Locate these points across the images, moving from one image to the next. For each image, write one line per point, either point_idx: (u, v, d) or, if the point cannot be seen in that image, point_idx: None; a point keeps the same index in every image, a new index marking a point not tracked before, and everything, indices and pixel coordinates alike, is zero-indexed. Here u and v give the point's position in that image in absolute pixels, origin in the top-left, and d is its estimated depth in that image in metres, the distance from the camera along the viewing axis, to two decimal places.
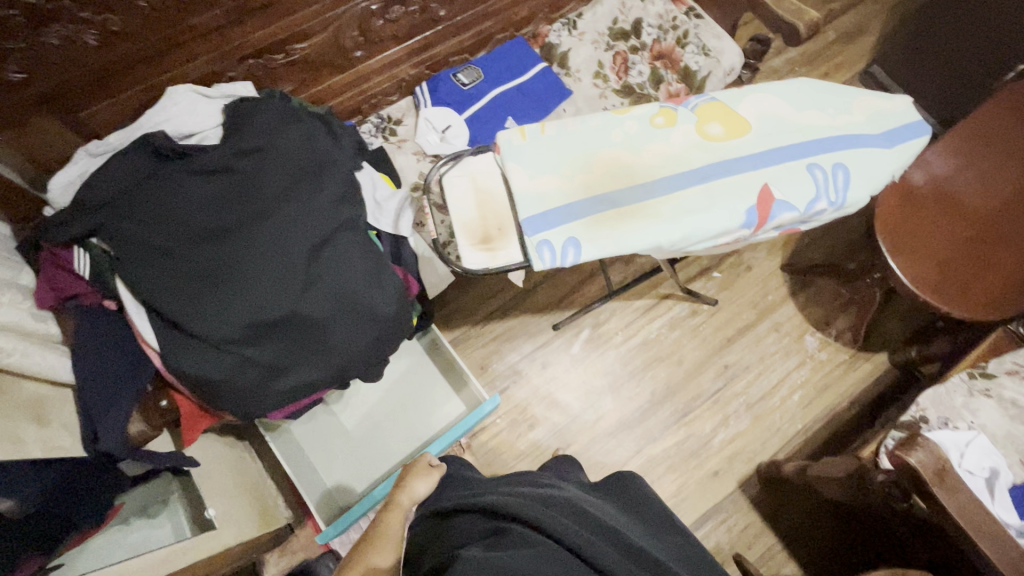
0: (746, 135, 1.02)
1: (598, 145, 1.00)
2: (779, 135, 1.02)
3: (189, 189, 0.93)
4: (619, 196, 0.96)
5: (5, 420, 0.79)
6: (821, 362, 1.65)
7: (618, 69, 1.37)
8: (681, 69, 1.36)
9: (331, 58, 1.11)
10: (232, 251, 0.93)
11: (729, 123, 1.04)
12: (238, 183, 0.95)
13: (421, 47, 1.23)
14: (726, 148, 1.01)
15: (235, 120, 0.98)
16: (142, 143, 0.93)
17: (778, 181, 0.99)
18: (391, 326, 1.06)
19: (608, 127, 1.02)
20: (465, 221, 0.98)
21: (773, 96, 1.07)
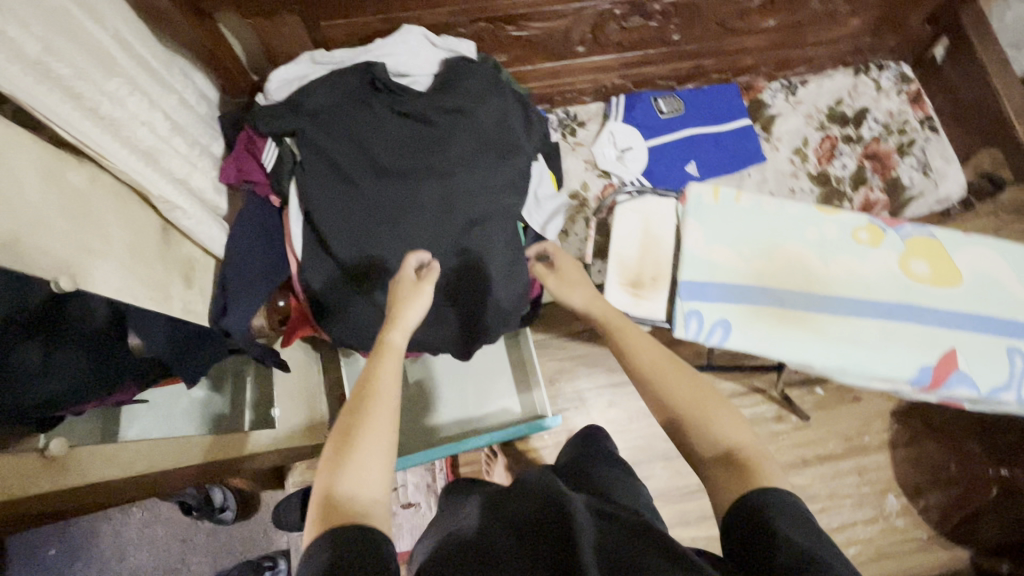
0: (951, 287, 0.91)
1: (788, 236, 0.92)
2: (988, 302, 0.90)
3: (383, 126, 0.95)
4: (790, 298, 0.89)
5: (165, 274, 0.85)
6: (894, 529, 1.50)
7: (821, 153, 1.26)
8: (890, 178, 1.24)
9: (554, 46, 1.08)
10: (397, 198, 0.95)
11: (940, 269, 0.92)
12: (426, 136, 0.96)
13: (638, 61, 1.18)
14: (924, 292, 0.91)
15: (446, 75, 0.98)
16: (361, 70, 0.95)
17: (967, 354, 0.88)
18: (502, 318, 1.07)
19: (805, 221, 0.93)
20: (623, 259, 0.95)
21: (1002, 257, 0.94)
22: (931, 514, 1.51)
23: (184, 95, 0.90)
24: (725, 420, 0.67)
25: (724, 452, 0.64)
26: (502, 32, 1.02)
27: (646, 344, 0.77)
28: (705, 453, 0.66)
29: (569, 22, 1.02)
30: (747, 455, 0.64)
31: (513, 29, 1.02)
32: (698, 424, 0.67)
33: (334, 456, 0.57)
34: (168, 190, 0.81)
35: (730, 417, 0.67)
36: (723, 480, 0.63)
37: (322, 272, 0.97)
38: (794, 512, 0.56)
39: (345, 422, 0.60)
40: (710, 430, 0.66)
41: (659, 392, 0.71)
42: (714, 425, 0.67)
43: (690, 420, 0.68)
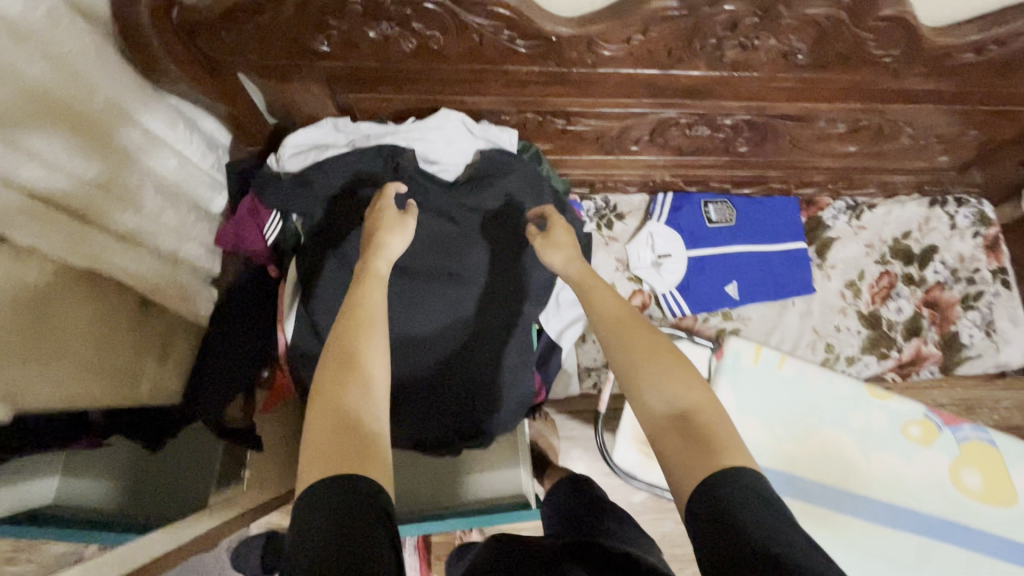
0: (1004, 510, 0.80)
1: (829, 418, 0.82)
2: None
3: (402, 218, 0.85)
4: (818, 492, 0.80)
5: (135, 355, 0.77)
6: None
7: (877, 291, 1.14)
8: (947, 332, 1.13)
9: (606, 142, 0.96)
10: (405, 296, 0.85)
11: (995, 485, 0.81)
12: (448, 236, 0.86)
13: (695, 164, 1.06)
14: (972, 510, 0.80)
15: (480, 171, 0.88)
16: (387, 153, 0.84)
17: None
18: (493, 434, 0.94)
19: (850, 404, 0.83)
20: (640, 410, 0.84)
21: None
22: None
23: (184, 153, 0.81)
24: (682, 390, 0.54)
25: (680, 412, 0.52)
26: (550, 124, 0.91)
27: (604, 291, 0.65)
28: (654, 414, 0.53)
29: (627, 123, 0.90)
30: (707, 419, 0.52)
31: (562, 122, 0.90)
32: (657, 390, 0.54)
33: (331, 377, 0.55)
34: (142, 271, 0.72)
35: (674, 378, 0.54)
36: (685, 458, 0.49)
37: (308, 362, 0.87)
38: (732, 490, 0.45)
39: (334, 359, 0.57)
40: (665, 389, 0.53)
41: (617, 336, 0.58)
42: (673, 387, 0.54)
43: (646, 367, 0.55)
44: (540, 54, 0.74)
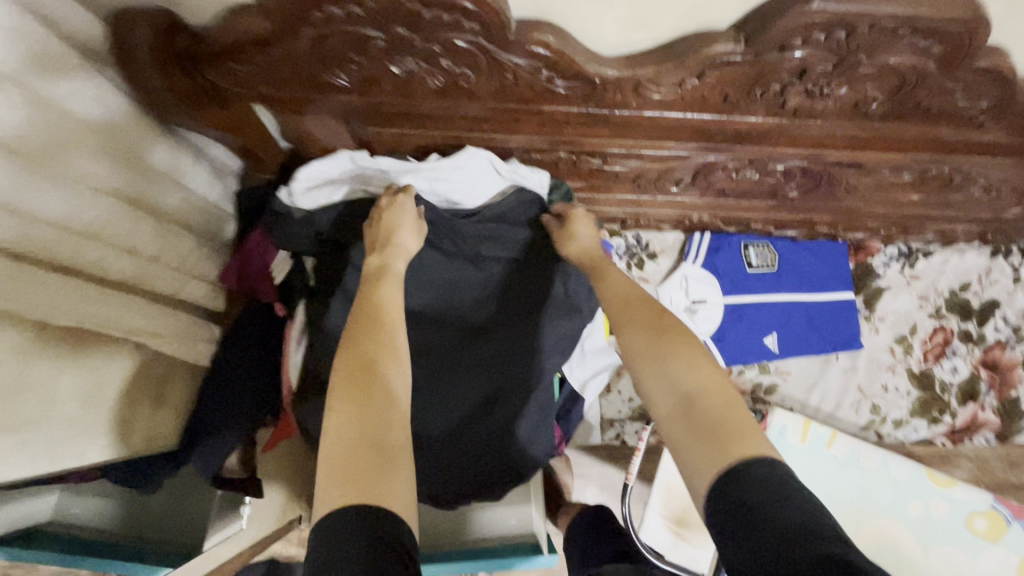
0: None
1: (884, 506, 0.74)
2: None
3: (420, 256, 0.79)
4: None
5: (129, 404, 0.71)
6: None
7: (930, 349, 1.05)
8: (1007, 398, 1.03)
9: (643, 182, 0.89)
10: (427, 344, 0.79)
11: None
12: (467, 278, 0.80)
13: (739, 206, 0.98)
14: None
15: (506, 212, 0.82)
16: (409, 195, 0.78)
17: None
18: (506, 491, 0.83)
19: (908, 491, 0.74)
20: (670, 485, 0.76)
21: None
22: None
23: (189, 189, 0.74)
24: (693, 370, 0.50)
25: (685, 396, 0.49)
26: (585, 163, 0.83)
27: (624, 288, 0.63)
28: (660, 408, 0.51)
29: (669, 166, 0.83)
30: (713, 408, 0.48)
31: (598, 162, 0.82)
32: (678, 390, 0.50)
33: (348, 378, 0.52)
34: (139, 322, 0.66)
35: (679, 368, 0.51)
36: (692, 450, 0.46)
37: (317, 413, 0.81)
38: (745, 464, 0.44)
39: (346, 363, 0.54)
40: (670, 376, 0.51)
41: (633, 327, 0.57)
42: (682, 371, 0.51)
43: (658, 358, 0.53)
44: (582, 96, 0.66)
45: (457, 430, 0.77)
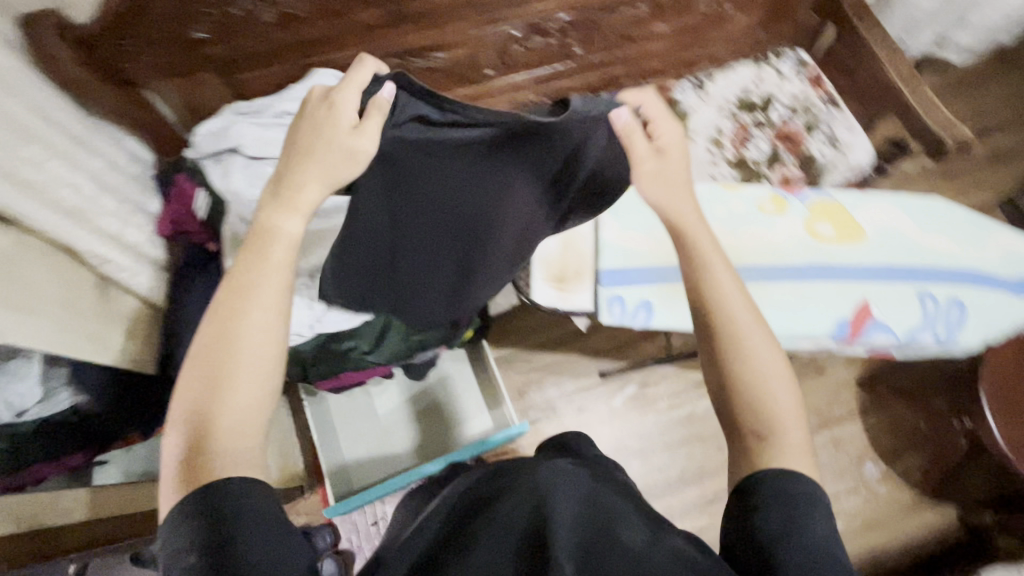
0: (857, 244, 0.96)
1: None
2: (894, 253, 0.96)
3: (437, 156, 0.81)
4: None
5: (103, 327, 0.88)
6: (877, 496, 1.51)
7: (736, 140, 1.34)
8: (803, 155, 1.32)
9: (465, 71, 1.16)
10: (410, 245, 0.87)
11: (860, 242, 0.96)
12: (485, 164, 0.83)
13: (553, 77, 1.27)
14: (835, 251, 0.96)
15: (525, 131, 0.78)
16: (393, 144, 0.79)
17: (877, 302, 0.92)
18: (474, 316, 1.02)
19: (712, 200, 0.99)
20: (546, 256, 0.98)
21: (919, 218, 0.99)
22: (912, 476, 1.52)
23: (115, 159, 0.96)
24: (763, 358, 0.63)
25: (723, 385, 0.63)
26: (413, 65, 1.10)
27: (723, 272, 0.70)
28: (709, 378, 0.65)
29: (475, 47, 1.11)
30: (752, 416, 0.60)
31: (423, 60, 1.10)
32: (761, 395, 0.60)
33: (206, 362, 0.58)
34: (98, 247, 0.85)
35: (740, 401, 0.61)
36: (731, 451, 0.61)
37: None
38: (790, 495, 0.54)
39: (207, 343, 0.58)
40: (750, 357, 0.63)
41: (702, 271, 0.70)
42: (755, 360, 0.63)
43: (728, 349, 0.63)
44: None
45: (446, 267, 0.90)
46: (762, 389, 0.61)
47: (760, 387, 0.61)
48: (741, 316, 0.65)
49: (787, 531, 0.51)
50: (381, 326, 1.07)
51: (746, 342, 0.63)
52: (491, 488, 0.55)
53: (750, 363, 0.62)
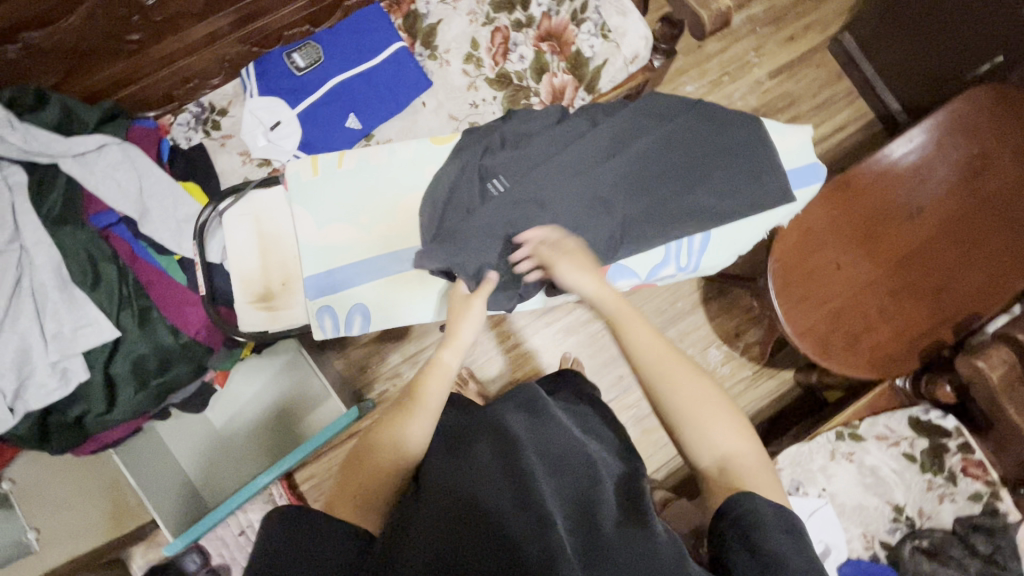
0: (587, 171, 0.83)
1: (407, 187, 0.83)
2: (631, 177, 0.83)
3: (506, 151, 0.83)
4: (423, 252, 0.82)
5: None
6: (722, 377, 1.57)
7: (495, 51, 1.13)
8: (571, 55, 1.13)
9: (98, 44, 0.92)
10: (584, 171, 0.83)
11: (572, 162, 0.82)
12: (528, 157, 0.83)
13: (241, 18, 1.01)
14: (559, 188, 0.82)
15: (510, 157, 0.83)
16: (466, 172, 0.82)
17: (569, 234, 0.81)
18: (698, 142, 0.86)
19: (421, 161, 0.84)
20: (244, 273, 0.83)
21: (647, 119, 0.86)
22: (752, 351, 1.58)
23: None
24: (692, 391, 0.62)
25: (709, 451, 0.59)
26: (9, 54, 0.85)
27: (631, 331, 0.68)
28: (716, 421, 0.60)
29: (85, 14, 0.87)
30: (709, 430, 0.60)
31: (18, 46, 0.85)
32: (682, 425, 0.61)
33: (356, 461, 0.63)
34: None
35: (702, 432, 0.60)
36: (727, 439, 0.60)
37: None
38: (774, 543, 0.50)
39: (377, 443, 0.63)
40: (688, 407, 0.61)
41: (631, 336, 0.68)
42: (684, 405, 0.61)
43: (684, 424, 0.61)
44: None
45: (618, 161, 0.83)
46: (698, 431, 0.60)
47: (696, 428, 0.60)
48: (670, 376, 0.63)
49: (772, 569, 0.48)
50: (103, 381, 0.92)
51: (683, 404, 0.61)
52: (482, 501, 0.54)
53: (690, 425, 0.61)
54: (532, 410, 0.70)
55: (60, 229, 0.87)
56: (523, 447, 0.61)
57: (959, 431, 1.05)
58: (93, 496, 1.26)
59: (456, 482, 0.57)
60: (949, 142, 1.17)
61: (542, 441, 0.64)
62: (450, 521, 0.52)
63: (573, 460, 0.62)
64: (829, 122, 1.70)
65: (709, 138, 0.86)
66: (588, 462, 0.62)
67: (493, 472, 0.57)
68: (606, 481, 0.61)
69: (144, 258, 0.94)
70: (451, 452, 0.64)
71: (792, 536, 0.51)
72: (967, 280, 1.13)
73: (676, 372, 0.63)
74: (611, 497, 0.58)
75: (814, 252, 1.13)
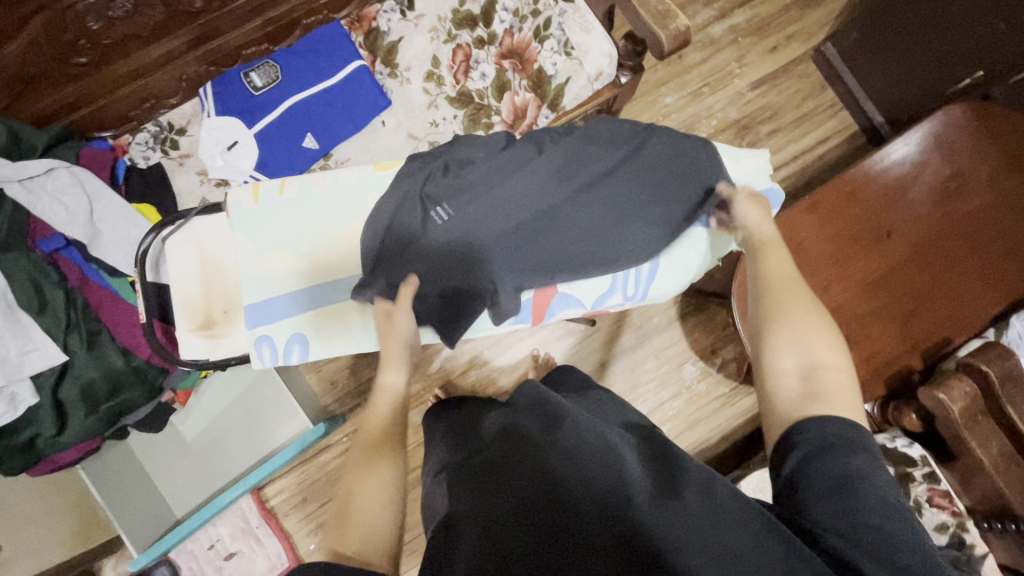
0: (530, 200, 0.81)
1: (349, 214, 0.82)
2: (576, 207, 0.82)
3: (447, 176, 0.81)
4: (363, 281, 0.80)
5: None
6: (698, 394, 1.55)
7: (456, 69, 1.11)
8: (534, 73, 1.11)
9: (49, 66, 0.91)
10: (531, 194, 0.80)
11: (514, 188, 0.80)
12: (467, 183, 0.81)
13: (196, 38, 1.01)
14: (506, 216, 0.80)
15: (448, 182, 0.81)
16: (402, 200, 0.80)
17: (503, 259, 0.79)
18: (646, 165, 0.83)
19: (363, 189, 0.83)
20: (186, 300, 0.83)
21: (595, 143, 0.83)
22: (728, 367, 1.55)
23: None
24: (797, 304, 0.64)
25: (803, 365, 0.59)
26: None
27: (772, 251, 0.72)
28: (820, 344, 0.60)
29: (28, 40, 0.89)
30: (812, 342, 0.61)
31: None
32: (776, 323, 0.63)
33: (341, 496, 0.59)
34: None
35: (801, 340, 0.61)
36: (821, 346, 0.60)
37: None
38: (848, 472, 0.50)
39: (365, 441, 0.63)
40: (794, 317, 0.63)
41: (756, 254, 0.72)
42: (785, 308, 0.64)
43: (770, 330, 0.63)
44: None
45: (560, 185, 0.81)
46: (793, 328, 0.62)
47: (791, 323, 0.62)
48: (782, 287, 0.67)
49: (848, 521, 0.48)
50: (52, 405, 0.92)
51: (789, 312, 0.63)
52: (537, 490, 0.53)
53: (787, 315, 0.63)
54: (531, 403, 0.65)
55: (4, 254, 0.85)
56: (536, 445, 0.58)
57: (925, 461, 1.02)
58: (58, 514, 1.27)
59: (486, 493, 0.56)
60: (930, 159, 1.14)
61: (553, 432, 0.60)
62: (509, 515, 0.52)
63: (590, 443, 0.57)
64: (812, 134, 1.67)
65: (659, 158, 0.83)
66: (604, 439, 0.58)
67: (525, 466, 0.56)
68: (628, 455, 0.57)
69: (95, 281, 0.94)
70: (496, 442, 0.63)
71: (867, 478, 0.49)
72: (945, 302, 1.10)
73: (791, 281, 0.67)
74: (642, 472, 0.55)
75: None
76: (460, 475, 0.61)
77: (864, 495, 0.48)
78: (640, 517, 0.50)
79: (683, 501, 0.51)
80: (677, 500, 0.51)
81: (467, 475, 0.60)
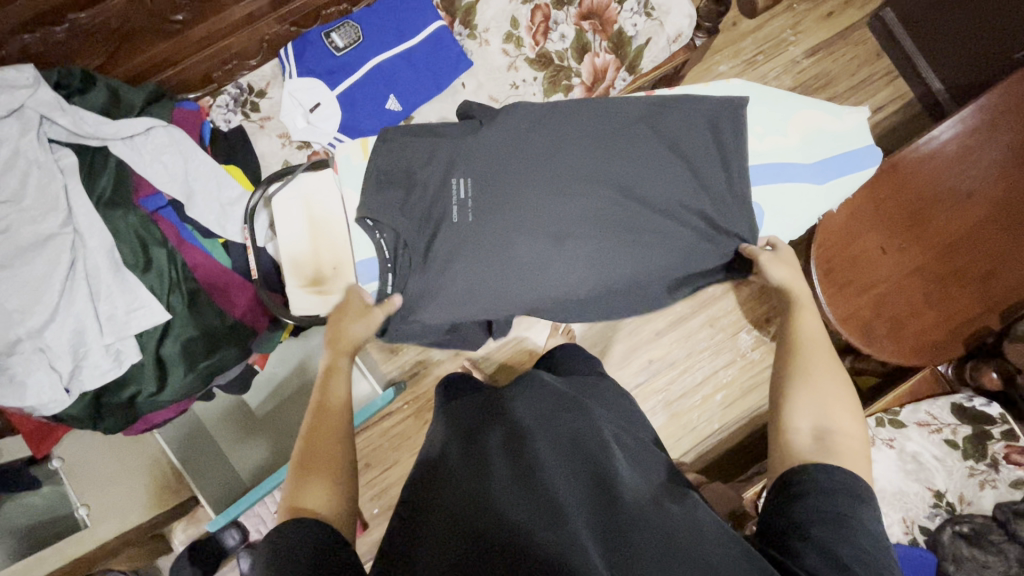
0: (609, 162, 0.79)
1: (441, 167, 0.79)
2: (662, 169, 0.79)
3: (515, 148, 0.79)
4: (462, 244, 0.76)
5: None
6: (752, 362, 1.56)
7: (535, 29, 1.10)
8: (613, 34, 1.11)
9: (142, 24, 0.92)
10: (605, 166, 0.78)
11: (586, 158, 0.78)
12: (534, 153, 0.78)
13: None
14: (588, 182, 0.78)
15: (512, 151, 0.79)
16: (471, 171, 0.78)
17: (587, 242, 0.77)
18: (712, 123, 0.83)
19: (445, 143, 0.80)
20: (295, 256, 0.84)
21: (670, 101, 0.84)
22: None
23: None
24: (822, 366, 0.63)
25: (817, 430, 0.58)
26: (55, 35, 0.86)
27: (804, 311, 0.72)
28: (839, 417, 0.59)
29: None
30: (836, 410, 0.60)
31: (65, 26, 0.86)
32: (800, 381, 0.63)
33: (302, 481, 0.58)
34: None
35: (819, 403, 0.60)
36: (839, 408, 0.60)
37: (18, 385, 0.84)
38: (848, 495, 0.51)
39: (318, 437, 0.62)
40: (813, 378, 0.62)
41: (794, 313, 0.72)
42: (813, 372, 0.63)
43: (798, 387, 0.62)
44: None
45: (628, 154, 0.79)
46: (819, 388, 0.61)
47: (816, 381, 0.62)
48: (816, 349, 0.66)
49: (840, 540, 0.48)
50: (154, 362, 0.93)
51: (821, 377, 0.62)
52: (505, 498, 0.52)
53: (818, 377, 0.62)
54: (537, 388, 0.69)
55: (112, 212, 0.87)
56: (525, 430, 0.61)
57: (1004, 419, 1.05)
58: (137, 474, 1.29)
59: (457, 508, 0.52)
60: (990, 132, 1.12)
61: (554, 422, 0.62)
62: (471, 514, 0.51)
63: (585, 445, 0.59)
64: (866, 102, 1.65)
65: (716, 114, 0.83)
66: (599, 441, 0.60)
67: (501, 466, 0.56)
68: (617, 453, 0.60)
69: (190, 241, 0.94)
70: (477, 433, 0.63)
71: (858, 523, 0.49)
72: (1011, 275, 1.10)
73: (822, 347, 0.66)
74: (622, 473, 0.56)
75: (840, 268, 1.10)
76: (430, 472, 0.60)
77: (858, 535, 0.48)
78: (622, 514, 0.51)
79: (661, 509, 0.53)
80: (657, 505, 0.53)
81: (436, 466, 0.60)
